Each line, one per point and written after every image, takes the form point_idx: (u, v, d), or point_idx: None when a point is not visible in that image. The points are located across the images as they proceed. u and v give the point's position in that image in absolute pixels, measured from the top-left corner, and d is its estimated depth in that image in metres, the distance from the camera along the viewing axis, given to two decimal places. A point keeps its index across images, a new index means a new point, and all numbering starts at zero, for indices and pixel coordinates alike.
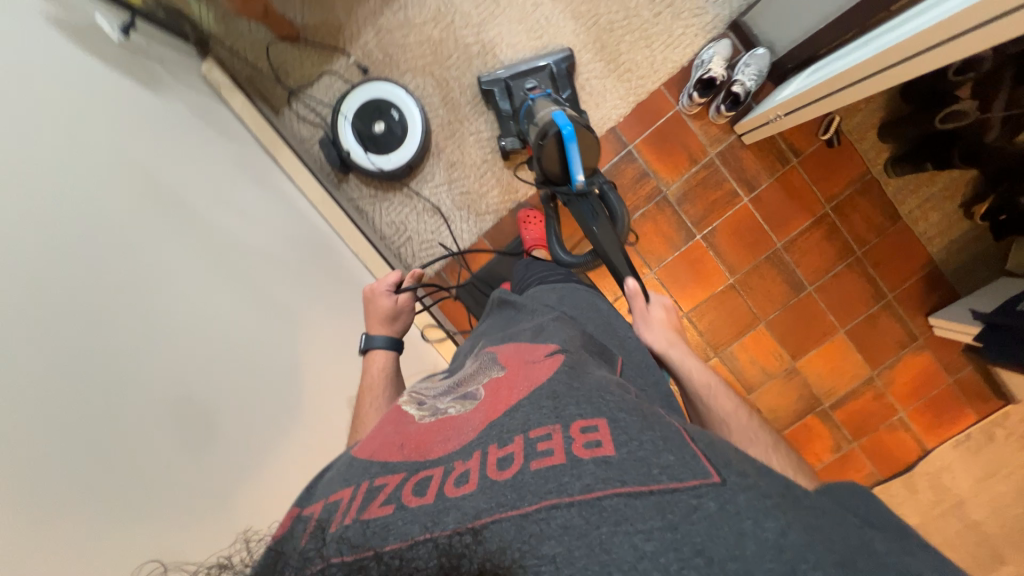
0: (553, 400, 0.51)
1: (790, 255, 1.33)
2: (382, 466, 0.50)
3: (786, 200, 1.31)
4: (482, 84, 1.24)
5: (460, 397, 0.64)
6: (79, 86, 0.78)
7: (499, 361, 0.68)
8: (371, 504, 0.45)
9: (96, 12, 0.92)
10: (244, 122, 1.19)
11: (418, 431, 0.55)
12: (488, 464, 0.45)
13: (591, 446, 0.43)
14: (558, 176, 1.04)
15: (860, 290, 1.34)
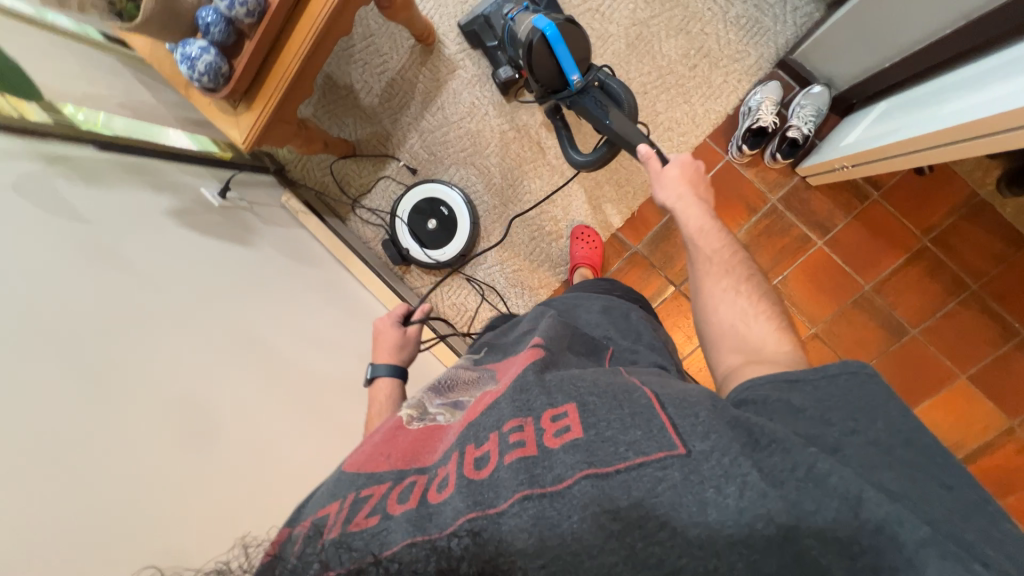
0: (518, 390, 0.53)
1: (883, 296, 1.18)
2: (366, 477, 0.52)
3: (870, 238, 1.17)
4: (465, 28, 1.28)
5: (450, 404, 0.66)
6: (192, 267, 0.94)
7: (494, 373, 0.69)
8: (354, 516, 0.46)
9: (202, 187, 1.13)
10: (320, 241, 1.38)
11: (406, 437, 0.57)
12: (467, 463, 0.48)
13: (560, 434, 0.47)
14: (554, 82, 0.98)
15: (982, 328, 1.15)
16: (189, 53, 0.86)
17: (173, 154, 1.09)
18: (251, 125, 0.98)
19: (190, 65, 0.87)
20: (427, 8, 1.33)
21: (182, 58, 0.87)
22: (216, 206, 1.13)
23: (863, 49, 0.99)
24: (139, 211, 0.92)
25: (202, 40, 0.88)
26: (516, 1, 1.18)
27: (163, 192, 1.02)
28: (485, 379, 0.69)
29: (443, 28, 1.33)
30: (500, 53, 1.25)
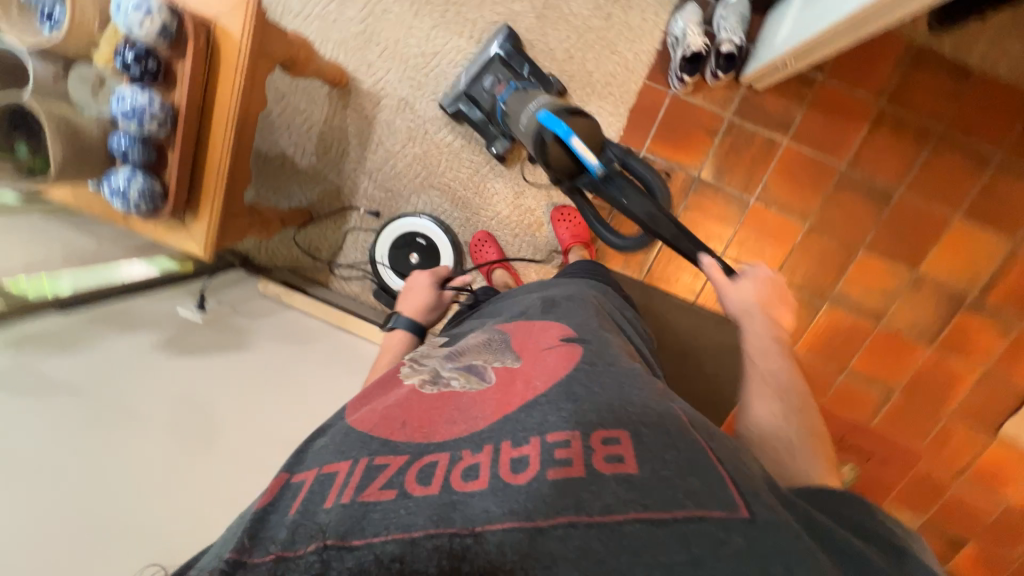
0: (574, 402, 0.52)
1: (860, 170, 1.20)
2: (382, 443, 0.53)
3: (831, 119, 1.18)
4: (448, 109, 1.23)
5: (464, 369, 0.66)
6: (203, 389, 0.92)
7: (512, 348, 0.68)
8: (369, 486, 0.47)
9: (177, 309, 1.08)
10: (312, 313, 1.32)
11: (424, 403, 0.58)
12: (503, 465, 0.47)
13: (612, 461, 0.45)
14: (568, 164, 0.94)
15: (960, 165, 1.17)
16: (117, 186, 0.82)
17: (134, 287, 1.06)
18: (205, 232, 0.93)
19: (123, 198, 0.83)
20: (328, 50, 1.26)
21: (112, 194, 0.83)
22: (199, 321, 1.08)
23: None
24: (130, 359, 0.89)
25: (124, 168, 0.83)
26: (501, 78, 1.15)
27: (146, 328, 0.99)
28: (502, 348, 0.69)
29: (351, 63, 1.27)
30: (493, 126, 1.21)
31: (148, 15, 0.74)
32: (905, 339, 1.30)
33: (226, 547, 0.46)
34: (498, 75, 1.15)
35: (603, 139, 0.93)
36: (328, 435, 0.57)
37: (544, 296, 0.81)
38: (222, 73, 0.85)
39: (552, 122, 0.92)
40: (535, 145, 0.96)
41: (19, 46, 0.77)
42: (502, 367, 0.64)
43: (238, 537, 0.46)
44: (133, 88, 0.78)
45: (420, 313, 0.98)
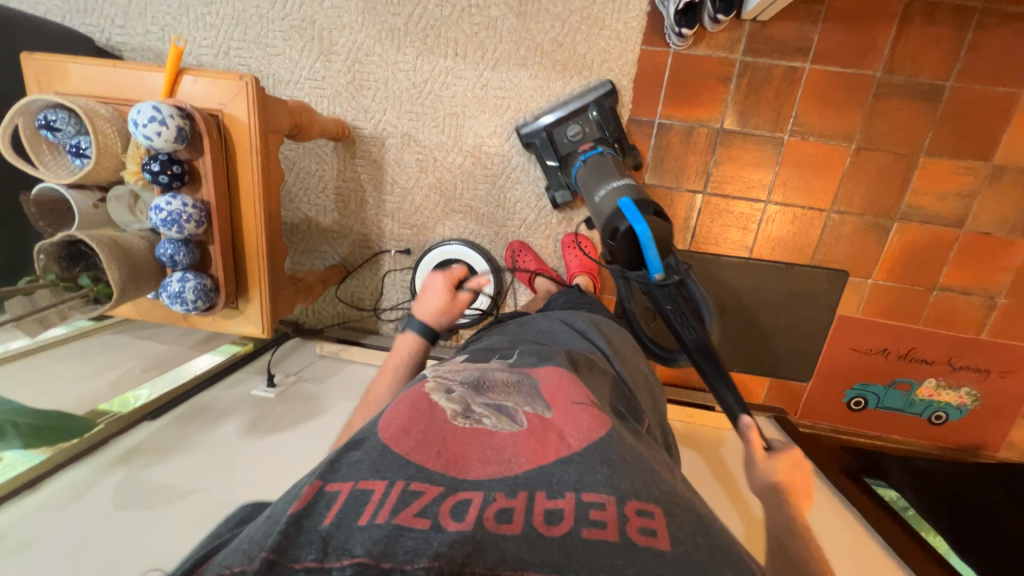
0: (610, 466, 0.48)
1: (899, 72, 1.10)
2: (419, 470, 0.47)
3: (852, 30, 1.09)
4: (523, 138, 1.20)
5: (494, 404, 0.58)
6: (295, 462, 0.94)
7: (542, 389, 0.61)
8: (405, 510, 0.42)
9: (251, 389, 1.13)
10: (371, 362, 1.33)
11: (457, 436, 0.52)
12: (537, 514, 0.43)
13: (645, 534, 0.41)
14: (631, 263, 0.93)
15: (1014, 36, 1.05)
16: (173, 290, 0.84)
17: (210, 379, 1.09)
18: (260, 313, 0.96)
19: (181, 300, 0.85)
20: (324, 107, 1.28)
21: (170, 299, 0.85)
22: (273, 396, 1.12)
23: None
24: (222, 452, 0.91)
25: (176, 272, 0.86)
26: (588, 131, 1.15)
27: (228, 417, 1.02)
28: (532, 390, 0.61)
29: (348, 114, 1.28)
30: (561, 174, 1.21)
31: (162, 124, 0.76)
32: (1000, 240, 1.18)
33: (255, 546, 0.40)
34: (585, 126, 1.16)
35: (672, 253, 0.91)
36: (365, 447, 0.50)
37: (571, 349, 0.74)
38: (239, 160, 0.88)
39: (633, 215, 0.89)
40: (609, 229, 0.94)
41: (62, 186, 0.83)
42: (533, 412, 0.56)
43: (268, 542, 0.39)
44: (166, 196, 0.81)
45: (436, 317, 0.91)
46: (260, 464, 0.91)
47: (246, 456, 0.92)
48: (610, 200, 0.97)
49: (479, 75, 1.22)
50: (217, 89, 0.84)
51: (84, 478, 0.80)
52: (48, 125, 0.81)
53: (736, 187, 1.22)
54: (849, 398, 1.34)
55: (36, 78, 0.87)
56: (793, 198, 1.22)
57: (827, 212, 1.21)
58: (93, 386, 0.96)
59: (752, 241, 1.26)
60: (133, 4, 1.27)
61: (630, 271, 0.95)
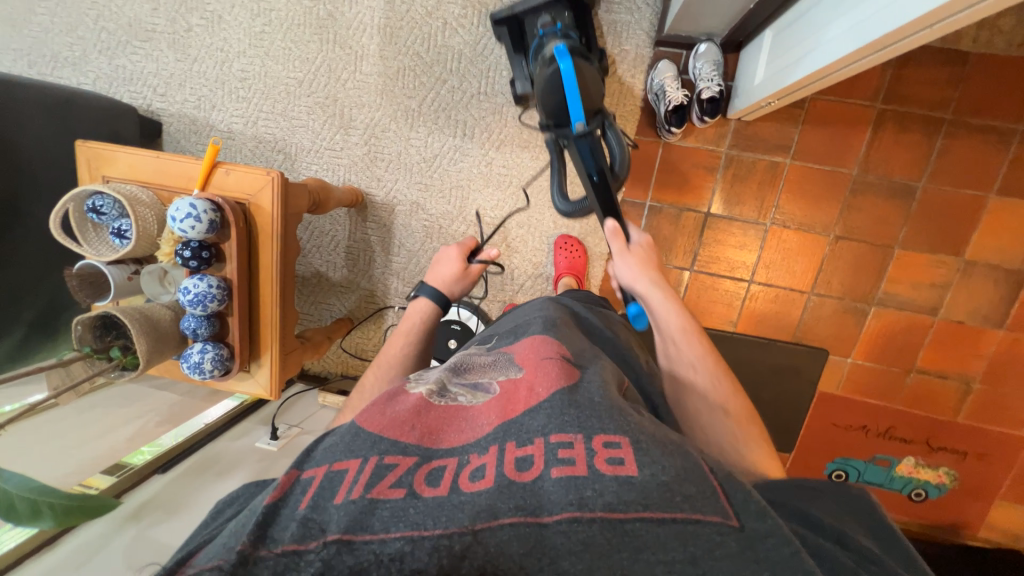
0: (574, 408, 0.48)
1: (874, 171, 1.18)
2: (391, 443, 0.47)
3: (829, 131, 1.18)
4: (496, 21, 1.12)
5: (469, 384, 0.59)
6: None
7: (514, 360, 0.62)
8: (380, 483, 0.43)
9: (255, 442, 1.21)
10: None
11: (432, 411, 0.53)
12: (508, 463, 0.44)
13: (613, 463, 0.42)
14: (562, 112, 0.96)
15: (980, 146, 1.13)
16: (192, 360, 0.92)
17: (216, 432, 1.18)
18: (270, 377, 1.03)
19: (198, 368, 0.92)
20: (341, 174, 1.39)
21: (189, 368, 0.92)
22: (275, 449, 1.19)
23: (723, 7, 1.02)
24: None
25: (196, 343, 0.94)
26: (559, 22, 1.05)
27: (233, 472, 1.09)
28: (507, 364, 0.62)
29: (362, 181, 1.39)
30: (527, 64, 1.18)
31: (197, 219, 0.86)
32: (973, 328, 1.23)
33: (231, 542, 0.41)
34: (556, 17, 1.06)
35: (600, 105, 0.97)
36: (338, 433, 0.51)
37: (546, 313, 0.76)
38: (262, 240, 0.96)
39: (562, 56, 0.91)
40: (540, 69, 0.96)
41: (102, 263, 0.92)
42: (507, 379, 0.58)
43: (244, 533, 0.41)
44: (194, 277, 0.89)
45: (446, 285, 1.06)
46: None
47: None
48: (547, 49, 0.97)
49: (484, 153, 1.32)
50: (245, 181, 0.93)
51: (101, 536, 0.87)
52: (95, 211, 0.91)
53: (722, 267, 1.30)
54: (831, 470, 1.37)
55: (88, 164, 0.98)
56: (776, 279, 1.29)
57: (808, 293, 1.28)
58: (112, 440, 1.03)
59: (736, 317, 1.32)
60: (174, 76, 1.40)
61: (556, 125, 0.99)
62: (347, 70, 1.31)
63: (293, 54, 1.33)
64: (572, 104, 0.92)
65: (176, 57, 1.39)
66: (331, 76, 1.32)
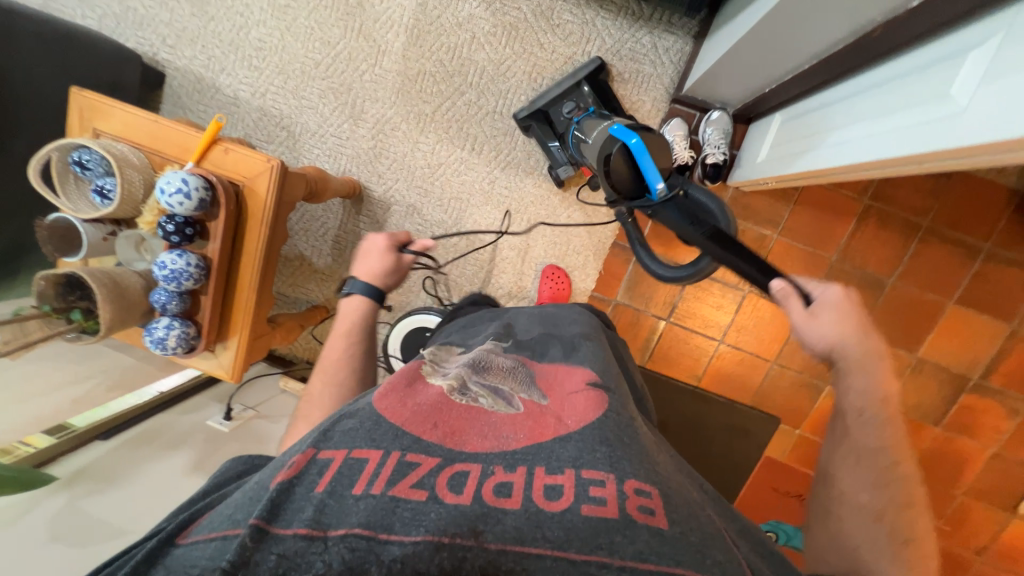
0: (608, 447, 0.56)
1: (851, 261, 1.25)
2: (414, 441, 0.55)
3: (817, 215, 1.24)
4: (520, 119, 1.24)
5: (490, 387, 0.67)
6: None
7: (536, 384, 0.71)
8: (402, 483, 0.50)
9: (207, 419, 1.18)
10: None
11: (454, 411, 0.61)
12: (537, 488, 0.50)
13: (644, 512, 0.48)
14: (636, 187, 0.81)
15: (948, 255, 1.21)
16: (156, 335, 0.89)
17: (168, 402, 1.17)
18: (235, 361, 1.01)
19: (162, 345, 0.90)
20: (342, 163, 1.37)
21: (151, 342, 0.90)
22: (226, 430, 1.17)
23: (742, 84, 1.05)
24: (165, 490, 0.95)
25: (163, 317, 0.91)
26: (582, 105, 1.17)
27: (179, 449, 1.06)
28: (527, 379, 0.71)
29: (363, 175, 1.37)
30: (561, 150, 1.22)
31: (186, 196, 0.83)
32: (914, 421, 1.31)
33: (243, 515, 0.49)
34: (578, 102, 1.18)
35: (671, 166, 0.78)
36: (359, 417, 0.59)
37: (564, 338, 0.86)
38: (250, 224, 0.94)
39: (624, 130, 0.79)
40: (599, 158, 0.84)
41: (78, 218, 0.89)
42: (528, 399, 0.66)
43: (261, 504, 0.48)
44: (173, 253, 0.87)
45: (378, 277, 0.98)
46: None
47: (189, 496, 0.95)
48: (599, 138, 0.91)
49: (489, 171, 1.33)
50: (242, 163, 0.91)
51: (25, 500, 0.83)
52: (81, 165, 0.87)
53: (695, 324, 1.34)
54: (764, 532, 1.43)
55: (79, 113, 0.94)
56: (743, 344, 1.34)
57: (771, 363, 1.34)
58: (57, 400, 1.00)
59: (701, 374, 1.37)
60: (186, 31, 1.35)
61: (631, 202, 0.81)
62: (367, 62, 1.30)
63: (315, 35, 1.30)
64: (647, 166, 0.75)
65: (192, 12, 1.34)
66: (349, 64, 1.31)
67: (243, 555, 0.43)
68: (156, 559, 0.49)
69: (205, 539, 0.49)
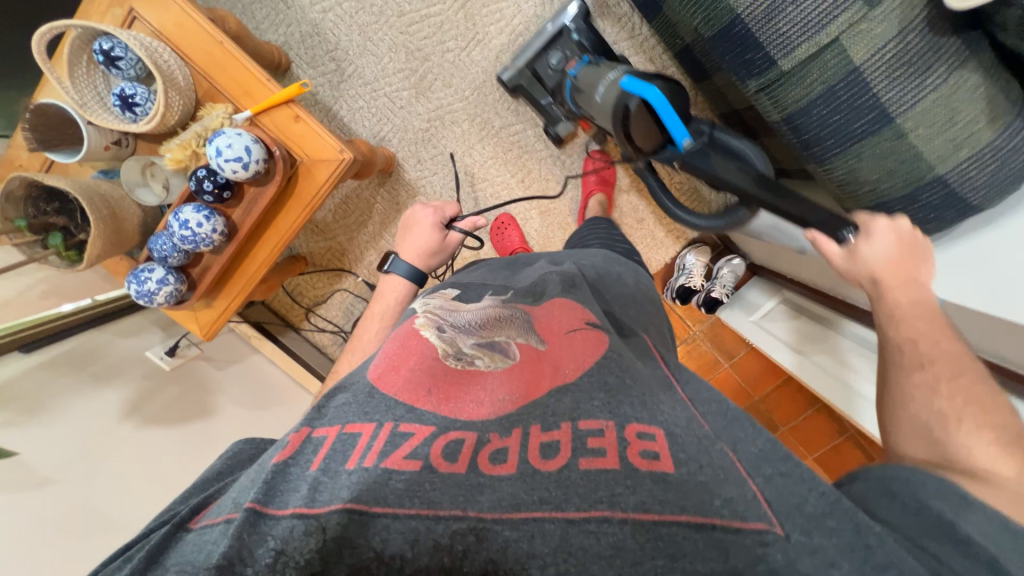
0: (608, 393, 0.48)
1: (765, 404, 1.49)
2: (406, 411, 0.45)
3: (761, 362, 1.48)
4: (506, 84, 1.13)
5: (486, 343, 0.55)
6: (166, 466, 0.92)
7: (537, 331, 0.58)
8: (393, 453, 0.41)
9: (147, 351, 1.07)
10: (278, 363, 1.35)
11: (449, 373, 0.50)
12: (532, 448, 0.42)
13: (648, 457, 0.41)
14: (656, 140, 0.75)
15: (827, 427, 1.47)
16: (146, 288, 0.78)
17: (100, 319, 1.02)
18: (213, 320, 0.92)
19: (148, 298, 0.80)
20: (383, 128, 1.24)
21: (137, 292, 0.79)
22: (166, 369, 1.07)
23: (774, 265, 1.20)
24: (98, 434, 0.86)
25: (158, 265, 0.80)
26: (571, 55, 1.07)
27: (112, 382, 0.96)
28: (526, 325, 0.58)
29: (401, 150, 1.26)
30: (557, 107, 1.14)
31: (243, 167, 0.72)
32: None
33: (244, 496, 0.40)
34: (566, 52, 1.07)
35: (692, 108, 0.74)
36: (352, 390, 0.49)
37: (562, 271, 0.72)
38: (291, 203, 0.84)
39: (643, 86, 0.70)
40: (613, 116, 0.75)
41: (78, 116, 0.71)
42: (529, 348, 0.54)
43: (254, 487, 0.39)
44: (199, 212, 0.76)
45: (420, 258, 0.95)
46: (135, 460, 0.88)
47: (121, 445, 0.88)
48: (607, 91, 0.80)
49: (527, 208, 1.30)
50: (309, 140, 0.80)
51: None
52: (107, 57, 0.70)
53: None
54: None
55: None
56: None
57: None
58: None
59: None
60: None
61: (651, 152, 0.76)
62: (456, 42, 1.17)
63: None
64: (668, 123, 0.70)
65: None
66: (436, 34, 1.17)
67: (236, 545, 0.35)
68: (168, 548, 0.39)
69: (208, 527, 0.39)
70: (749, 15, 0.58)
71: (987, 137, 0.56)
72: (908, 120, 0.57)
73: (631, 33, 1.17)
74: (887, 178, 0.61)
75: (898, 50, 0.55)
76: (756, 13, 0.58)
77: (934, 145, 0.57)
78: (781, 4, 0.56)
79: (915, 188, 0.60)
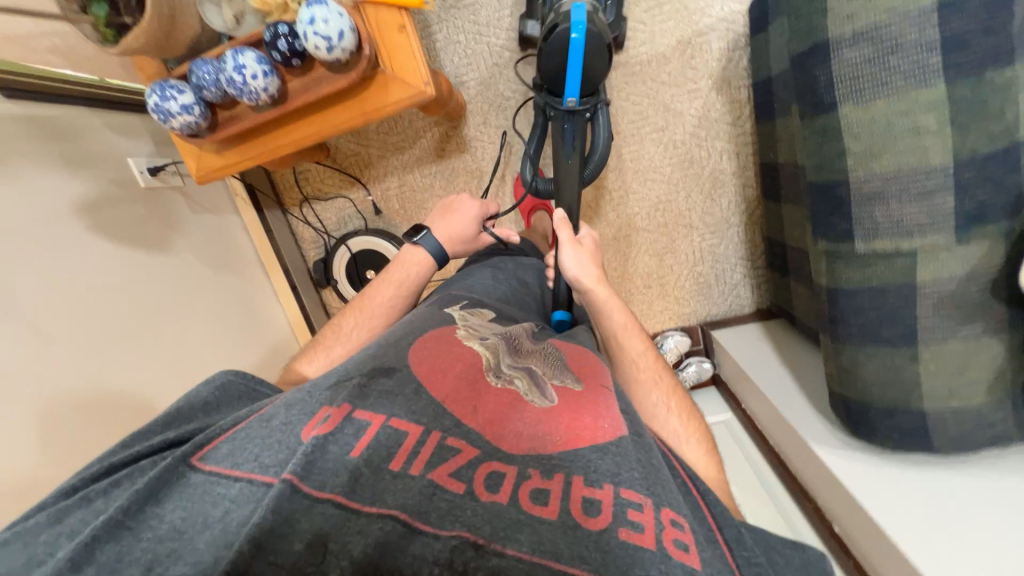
0: (644, 465, 0.51)
1: None
2: (455, 425, 0.53)
3: None
4: None
5: (523, 372, 0.63)
6: (85, 244, 0.86)
7: (571, 371, 0.67)
8: (440, 466, 0.48)
9: (129, 155, 0.99)
10: (249, 232, 1.28)
11: (491, 394, 0.58)
12: (573, 500, 0.46)
13: (679, 548, 0.44)
14: (553, 81, 0.94)
15: None
16: (167, 106, 0.72)
17: (100, 102, 0.94)
18: (215, 168, 0.86)
19: (165, 117, 0.73)
20: (468, 72, 1.19)
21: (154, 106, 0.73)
22: (140, 185, 1.00)
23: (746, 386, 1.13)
24: (35, 196, 0.80)
25: (190, 89, 0.73)
26: None
27: (78, 171, 0.88)
28: (560, 368, 0.67)
29: (473, 103, 1.22)
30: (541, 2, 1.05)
31: (326, 48, 0.67)
32: None
33: (269, 462, 0.48)
34: None
35: (599, 88, 0.97)
36: (396, 377, 0.57)
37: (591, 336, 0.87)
38: (351, 104, 0.79)
39: (578, 18, 0.86)
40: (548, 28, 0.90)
41: None
42: (562, 386, 0.62)
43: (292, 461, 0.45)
44: (260, 63, 0.70)
45: (451, 241, 0.99)
46: (51, 221, 0.82)
47: (40, 204, 0.80)
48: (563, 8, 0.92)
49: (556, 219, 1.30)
50: (400, 56, 0.76)
51: None
52: None
53: None
54: None
55: None
56: None
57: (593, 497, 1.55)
58: None
59: None
60: None
61: (548, 90, 0.98)
62: None
63: None
64: (569, 80, 0.92)
65: None
66: None
67: (278, 511, 0.42)
68: (167, 483, 0.47)
69: (224, 482, 0.47)
70: (858, 187, 0.59)
71: (978, 399, 0.60)
72: (927, 351, 0.60)
73: (735, 119, 1.16)
74: (879, 387, 0.65)
75: (955, 292, 0.57)
76: (862, 190, 0.58)
77: (934, 384, 0.61)
78: (888, 195, 0.57)
79: (898, 409, 0.64)
